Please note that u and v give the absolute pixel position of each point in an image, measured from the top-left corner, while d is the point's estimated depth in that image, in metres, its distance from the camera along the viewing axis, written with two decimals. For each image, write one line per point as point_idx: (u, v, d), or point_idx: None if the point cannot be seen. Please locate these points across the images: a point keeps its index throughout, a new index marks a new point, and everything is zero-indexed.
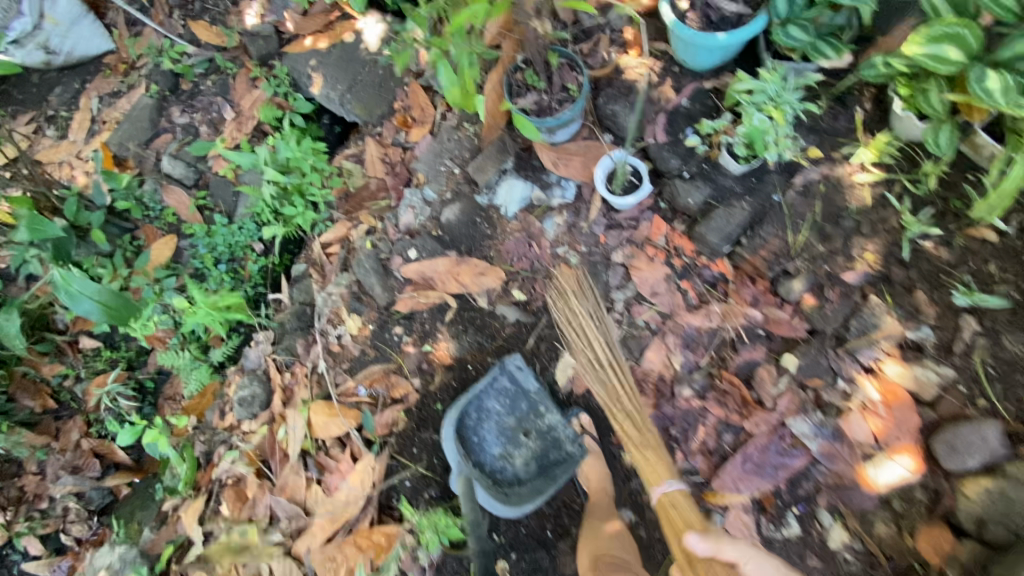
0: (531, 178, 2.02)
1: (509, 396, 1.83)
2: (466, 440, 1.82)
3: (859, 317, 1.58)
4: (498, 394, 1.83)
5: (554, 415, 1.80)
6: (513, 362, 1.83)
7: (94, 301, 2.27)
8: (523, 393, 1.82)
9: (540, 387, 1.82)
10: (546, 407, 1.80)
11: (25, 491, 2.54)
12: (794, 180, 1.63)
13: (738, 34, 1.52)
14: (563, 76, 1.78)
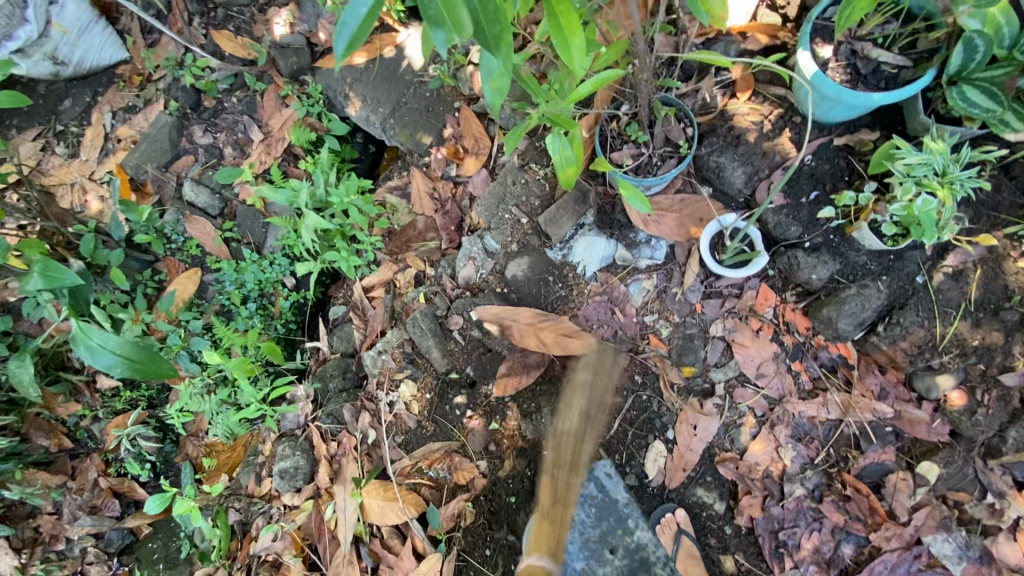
0: (613, 233, 1.78)
1: (596, 504, 1.57)
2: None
3: (1016, 426, 1.37)
4: (584, 500, 1.58)
5: (645, 533, 1.54)
6: (603, 466, 1.62)
7: (116, 355, 1.93)
8: (613, 504, 1.57)
9: (629, 496, 1.58)
10: (638, 520, 1.55)
11: (40, 532, 2.24)
12: (943, 262, 1.41)
13: (898, 94, 1.27)
14: (668, 126, 1.54)
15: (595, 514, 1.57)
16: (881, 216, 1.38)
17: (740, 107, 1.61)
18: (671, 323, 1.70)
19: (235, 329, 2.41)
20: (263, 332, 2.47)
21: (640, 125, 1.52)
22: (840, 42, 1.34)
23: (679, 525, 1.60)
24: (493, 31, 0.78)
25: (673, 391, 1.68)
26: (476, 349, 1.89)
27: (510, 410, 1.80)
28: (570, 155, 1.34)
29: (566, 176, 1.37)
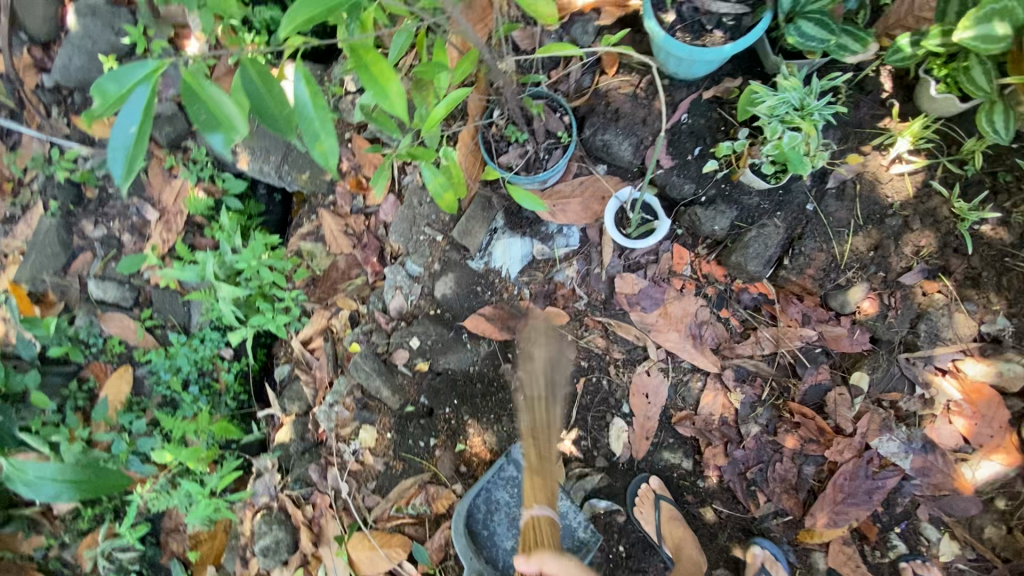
0: (527, 231, 1.79)
1: (517, 484, 1.72)
2: (476, 535, 1.72)
3: (925, 320, 1.45)
4: (505, 482, 1.73)
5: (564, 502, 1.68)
6: (518, 449, 1.74)
7: (57, 483, 1.61)
8: None
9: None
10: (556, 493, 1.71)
11: None
12: (826, 185, 1.47)
13: (743, 42, 1.31)
14: (545, 120, 1.55)
15: (517, 494, 1.72)
16: (756, 158, 1.43)
17: (612, 84, 1.64)
18: (601, 303, 1.74)
19: (182, 418, 2.32)
20: (214, 412, 2.38)
21: (517, 125, 1.53)
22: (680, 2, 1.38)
23: (655, 492, 1.64)
24: (277, 118, 0.93)
25: (619, 367, 1.72)
26: (424, 378, 1.88)
27: (471, 428, 1.81)
28: (445, 181, 1.35)
29: (446, 202, 1.38)
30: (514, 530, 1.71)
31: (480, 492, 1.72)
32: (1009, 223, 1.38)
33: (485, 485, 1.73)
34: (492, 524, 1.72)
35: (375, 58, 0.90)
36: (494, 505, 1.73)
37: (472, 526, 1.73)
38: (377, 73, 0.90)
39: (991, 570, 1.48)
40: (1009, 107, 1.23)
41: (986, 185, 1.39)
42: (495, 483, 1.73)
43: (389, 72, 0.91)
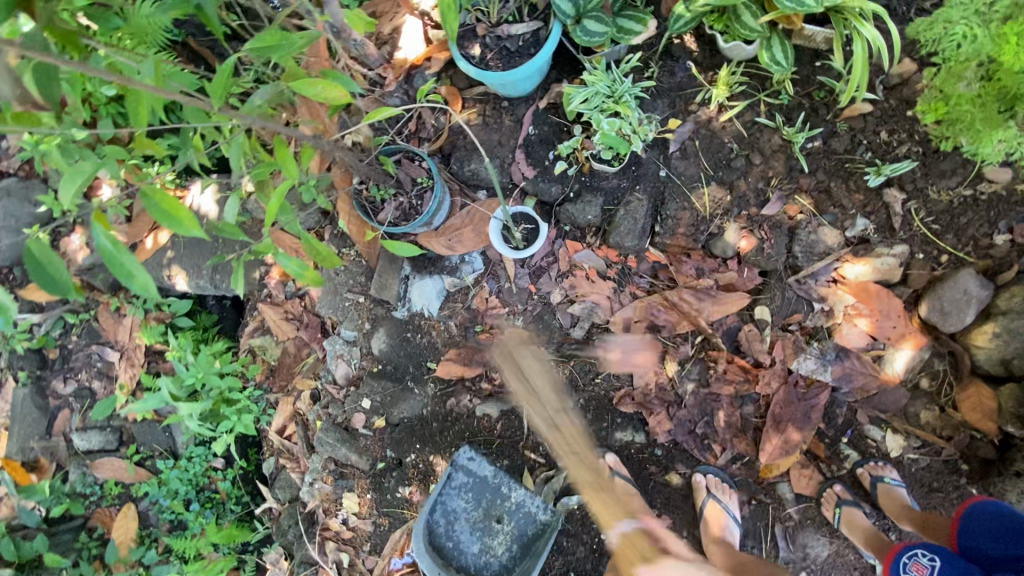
0: (434, 269, 1.89)
1: (471, 488, 1.72)
2: (442, 550, 1.70)
3: (798, 241, 1.54)
4: (459, 489, 1.73)
5: (520, 490, 1.71)
6: (464, 453, 1.74)
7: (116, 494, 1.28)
8: (484, 482, 1.72)
9: (496, 469, 1.73)
10: (509, 485, 1.71)
11: None
12: (669, 150, 1.57)
13: (543, 54, 1.44)
14: (408, 170, 1.68)
15: (472, 498, 1.72)
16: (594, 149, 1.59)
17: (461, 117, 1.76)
18: (519, 315, 1.82)
19: (191, 537, 2.41)
20: (220, 522, 2.46)
21: (383, 184, 1.67)
22: (482, 35, 1.52)
23: (612, 469, 1.72)
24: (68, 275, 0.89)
25: (553, 366, 1.81)
26: (385, 433, 1.96)
27: (440, 465, 1.90)
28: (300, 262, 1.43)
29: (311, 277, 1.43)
30: (478, 533, 1.70)
31: (435, 505, 1.71)
32: (835, 133, 1.47)
33: (439, 498, 1.72)
34: (455, 534, 1.71)
35: (160, 195, 0.91)
36: (453, 515, 1.72)
37: (437, 542, 1.70)
38: (167, 207, 0.92)
39: (940, 452, 1.53)
40: (783, 38, 1.36)
41: (804, 106, 1.48)
42: (449, 494, 1.73)
43: (178, 204, 0.92)
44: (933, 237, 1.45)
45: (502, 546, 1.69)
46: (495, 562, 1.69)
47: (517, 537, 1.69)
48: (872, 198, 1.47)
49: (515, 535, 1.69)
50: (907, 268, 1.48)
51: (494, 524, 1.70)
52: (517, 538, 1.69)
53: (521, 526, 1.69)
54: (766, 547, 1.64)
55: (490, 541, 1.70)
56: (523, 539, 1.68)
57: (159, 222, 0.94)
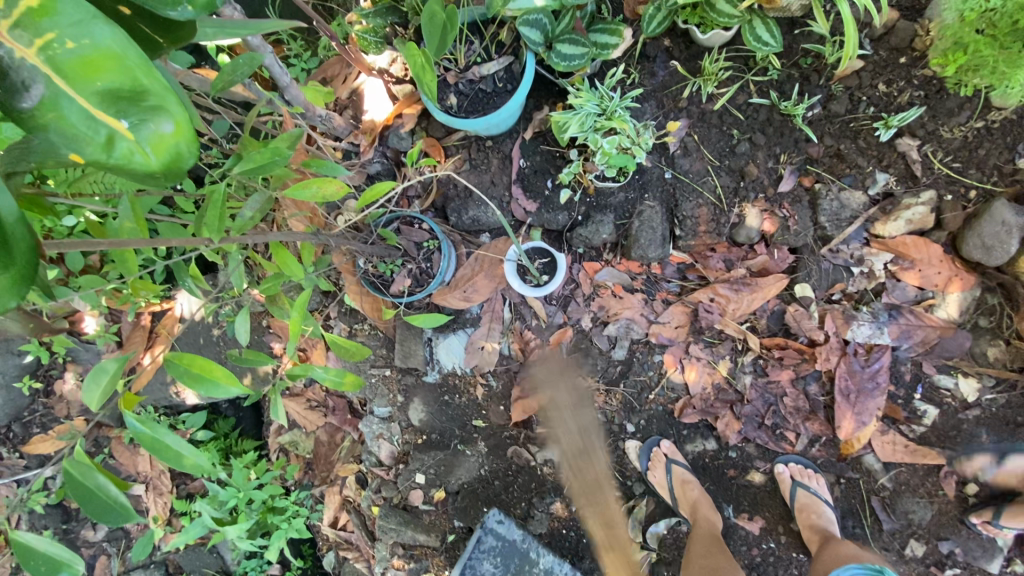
0: (456, 325, 1.80)
1: (500, 552, 1.68)
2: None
3: (822, 211, 1.49)
4: (487, 554, 1.68)
5: (548, 556, 1.69)
6: (493, 516, 1.70)
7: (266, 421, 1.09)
8: (514, 547, 1.69)
9: (526, 534, 1.70)
10: (539, 550, 1.69)
11: None
12: (670, 152, 1.53)
13: (522, 91, 1.40)
14: (409, 235, 1.61)
15: (501, 563, 1.68)
16: (597, 170, 1.52)
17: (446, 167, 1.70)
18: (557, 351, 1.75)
19: None
20: None
21: (388, 256, 1.59)
22: (455, 83, 1.45)
23: (667, 455, 1.68)
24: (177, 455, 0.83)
25: (604, 393, 1.74)
26: (447, 503, 1.87)
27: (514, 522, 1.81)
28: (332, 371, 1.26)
29: (350, 382, 1.26)
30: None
31: (464, 568, 1.67)
32: (832, 96, 1.44)
33: (467, 563, 1.67)
34: None
35: (188, 360, 0.84)
36: None
37: None
38: (199, 370, 0.85)
39: (1016, 385, 1.49)
40: (764, 17, 1.32)
41: (795, 77, 1.44)
42: (477, 558, 1.68)
43: (209, 363, 0.84)
44: (957, 176, 1.41)
45: None
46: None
47: None
48: (887, 151, 1.43)
49: None
50: (938, 212, 1.44)
51: None
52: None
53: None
54: (867, 522, 1.59)
55: None
56: None
57: (193, 387, 0.86)
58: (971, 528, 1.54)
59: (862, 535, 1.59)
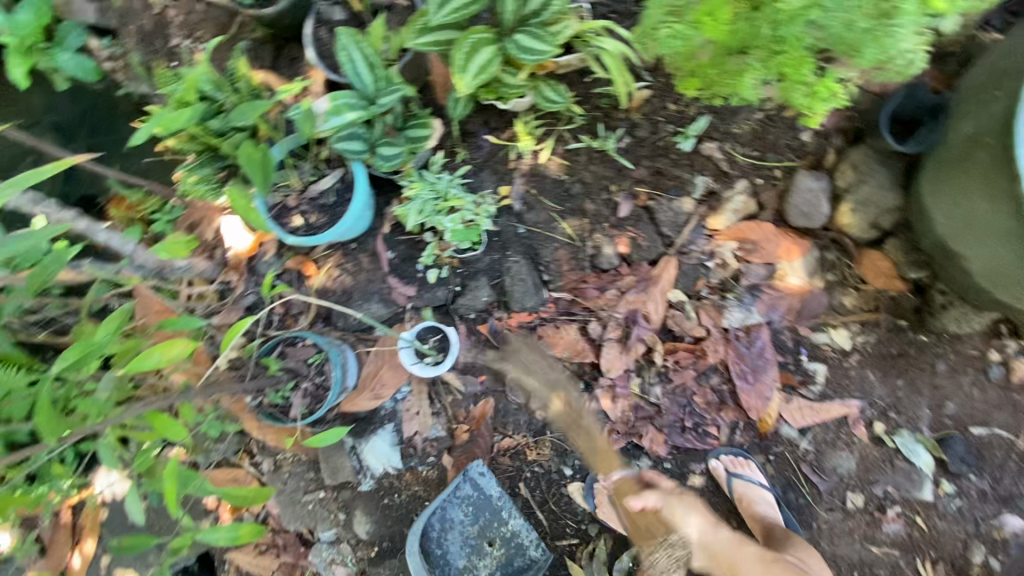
0: (374, 426, 1.79)
1: (473, 501, 1.65)
2: (428, 556, 1.63)
3: (662, 223, 1.64)
4: (460, 501, 1.65)
5: (519, 518, 1.65)
6: (476, 466, 1.67)
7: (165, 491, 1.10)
8: (488, 500, 1.65)
9: (504, 489, 1.67)
10: (511, 510, 1.65)
11: None
12: (516, 210, 1.67)
13: (359, 196, 1.48)
14: (297, 354, 1.61)
15: (472, 512, 1.65)
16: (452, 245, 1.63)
17: (320, 279, 1.75)
18: (478, 418, 1.76)
19: None
20: None
21: (278, 384, 1.58)
22: (297, 204, 1.52)
23: (608, 487, 1.69)
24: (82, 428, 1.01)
25: (533, 447, 1.75)
26: None
27: None
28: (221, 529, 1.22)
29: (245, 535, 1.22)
30: (468, 548, 1.63)
31: (434, 510, 1.64)
32: (635, 125, 1.59)
33: (439, 504, 1.64)
34: (446, 543, 1.63)
35: None
36: (449, 523, 1.64)
37: (425, 545, 1.63)
38: None
39: (879, 324, 1.62)
40: (549, 80, 1.46)
41: (599, 117, 1.60)
42: (450, 502, 1.65)
43: None
44: (759, 162, 1.56)
45: (488, 570, 1.62)
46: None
47: (505, 566, 1.62)
48: (696, 158, 1.59)
49: (502, 562, 1.63)
50: (758, 196, 1.59)
51: (485, 544, 1.63)
52: (503, 565, 1.63)
53: (511, 554, 1.63)
54: (806, 490, 1.65)
55: (478, 559, 1.62)
56: (513, 568, 1.62)
57: None
58: (893, 465, 1.61)
59: (806, 504, 1.65)
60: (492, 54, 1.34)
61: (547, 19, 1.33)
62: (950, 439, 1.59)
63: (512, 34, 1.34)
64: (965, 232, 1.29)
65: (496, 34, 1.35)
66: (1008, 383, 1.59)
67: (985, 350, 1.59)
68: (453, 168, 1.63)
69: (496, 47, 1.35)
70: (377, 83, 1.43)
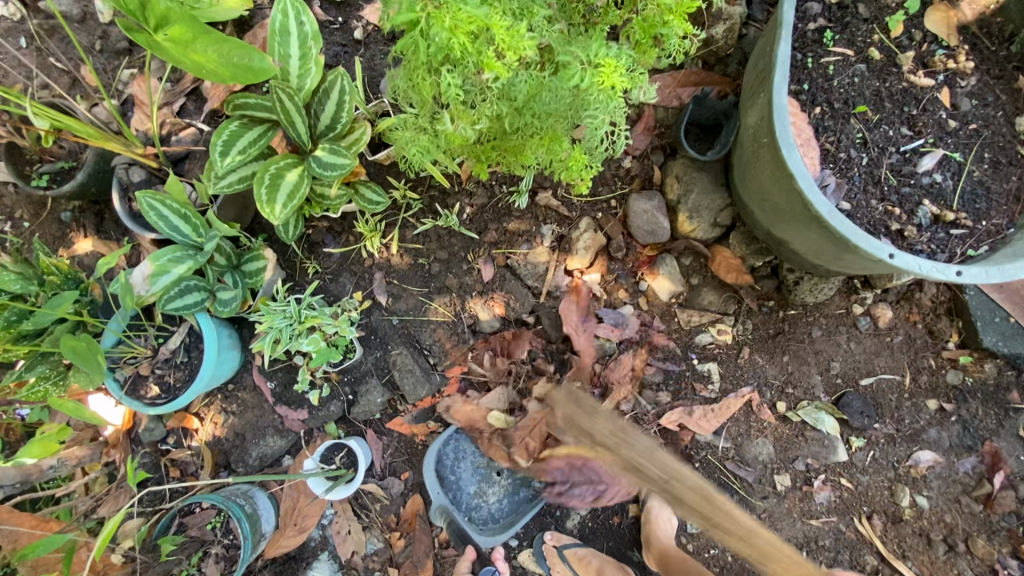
0: (307, 561, 1.70)
1: None
2: (442, 480, 1.70)
3: (526, 276, 1.67)
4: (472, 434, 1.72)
5: None
6: None
7: None
8: None
9: None
10: None
11: None
12: (383, 304, 1.65)
13: (210, 349, 1.43)
14: (201, 518, 1.54)
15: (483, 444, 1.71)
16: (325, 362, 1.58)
17: (208, 430, 1.66)
18: (410, 520, 1.71)
19: None
20: None
21: (182, 562, 1.51)
22: (150, 371, 1.46)
23: (556, 544, 1.66)
24: None
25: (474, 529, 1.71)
26: None
27: None
28: None
29: None
30: (479, 476, 1.71)
31: (448, 439, 1.69)
32: (471, 194, 1.63)
33: (451, 435, 1.70)
34: (459, 469, 1.71)
35: None
36: (462, 453, 1.71)
37: (439, 473, 1.70)
38: None
39: (750, 311, 1.69)
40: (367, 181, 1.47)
41: (435, 196, 1.63)
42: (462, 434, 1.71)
43: None
44: (593, 198, 1.65)
45: (495, 496, 1.71)
46: (485, 507, 1.71)
47: (510, 495, 1.71)
48: (536, 210, 1.65)
49: (510, 491, 1.71)
50: (604, 227, 1.66)
51: (495, 474, 1.71)
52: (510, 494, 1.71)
53: (517, 484, 1.71)
54: (737, 486, 1.68)
55: (486, 487, 1.71)
56: (517, 500, 1.70)
57: None
58: (805, 437, 1.67)
59: (742, 499, 1.67)
60: (295, 176, 1.33)
61: (340, 132, 1.35)
62: (846, 398, 1.66)
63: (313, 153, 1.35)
64: (777, 222, 1.38)
65: (297, 157, 1.36)
66: (879, 329, 1.67)
67: (849, 306, 1.67)
68: (302, 285, 1.62)
69: (299, 169, 1.35)
70: (199, 231, 1.39)
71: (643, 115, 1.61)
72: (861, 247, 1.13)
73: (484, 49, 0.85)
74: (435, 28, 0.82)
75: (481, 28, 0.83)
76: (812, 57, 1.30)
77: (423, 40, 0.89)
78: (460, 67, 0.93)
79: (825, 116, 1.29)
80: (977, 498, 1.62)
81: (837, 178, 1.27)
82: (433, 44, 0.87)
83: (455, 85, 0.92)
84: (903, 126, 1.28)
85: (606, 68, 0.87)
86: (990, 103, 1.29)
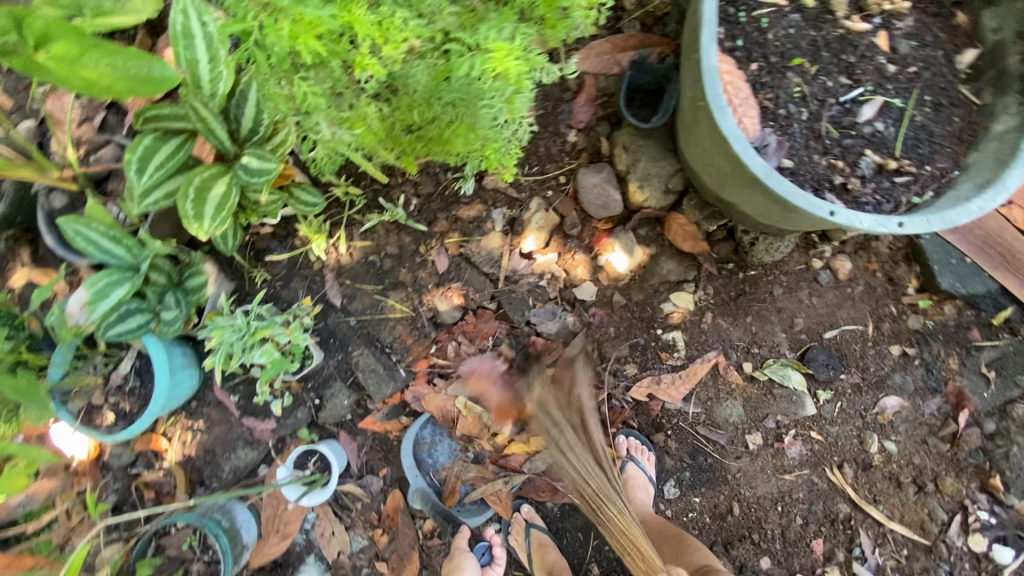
0: (294, 565, 1.71)
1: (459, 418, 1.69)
2: (420, 463, 1.71)
3: (481, 262, 1.63)
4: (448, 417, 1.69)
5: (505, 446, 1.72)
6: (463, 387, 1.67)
7: None
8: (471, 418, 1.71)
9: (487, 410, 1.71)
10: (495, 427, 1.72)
11: None
12: (339, 306, 1.62)
13: (161, 372, 1.40)
14: (178, 537, 1.56)
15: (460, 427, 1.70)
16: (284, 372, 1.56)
17: (177, 449, 1.65)
18: (391, 515, 1.72)
19: None
20: None
21: None
22: (105, 398, 1.44)
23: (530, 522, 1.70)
24: None
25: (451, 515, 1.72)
26: None
27: None
28: None
29: None
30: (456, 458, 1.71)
31: (426, 424, 1.70)
32: (416, 184, 1.58)
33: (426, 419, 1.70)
34: (437, 452, 1.71)
35: None
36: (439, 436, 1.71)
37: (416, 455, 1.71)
38: None
39: (709, 275, 1.68)
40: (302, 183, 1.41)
41: (379, 190, 1.58)
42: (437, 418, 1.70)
43: None
44: (541, 176, 1.60)
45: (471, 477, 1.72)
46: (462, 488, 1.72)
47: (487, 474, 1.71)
48: (484, 194, 1.60)
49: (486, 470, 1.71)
50: (556, 205, 1.62)
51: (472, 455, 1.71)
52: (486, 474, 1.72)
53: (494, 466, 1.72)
54: (710, 450, 1.69)
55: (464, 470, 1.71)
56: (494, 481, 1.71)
57: None
58: (774, 395, 1.68)
59: (716, 461, 1.69)
60: (221, 185, 1.27)
61: (264, 135, 1.29)
62: (810, 353, 1.66)
63: (237, 160, 1.29)
64: (724, 186, 1.35)
65: (222, 165, 1.30)
66: (839, 282, 1.66)
67: (808, 261, 1.66)
68: (253, 295, 1.59)
69: (226, 177, 1.29)
70: (132, 251, 1.34)
71: (584, 85, 1.56)
72: (801, 207, 1.11)
73: (352, 47, 0.86)
74: (275, 37, 0.84)
75: (339, 28, 0.84)
76: (744, 11, 1.25)
77: (264, 51, 0.92)
78: (322, 71, 0.92)
79: (762, 72, 1.25)
80: (943, 438, 1.65)
81: (777, 137, 1.24)
82: (279, 59, 0.90)
83: (314, 90, 0.92)
84: (842, 76, 1.25)
85: (495, 52, 0.85)
86: (930, 43, 1.25)
